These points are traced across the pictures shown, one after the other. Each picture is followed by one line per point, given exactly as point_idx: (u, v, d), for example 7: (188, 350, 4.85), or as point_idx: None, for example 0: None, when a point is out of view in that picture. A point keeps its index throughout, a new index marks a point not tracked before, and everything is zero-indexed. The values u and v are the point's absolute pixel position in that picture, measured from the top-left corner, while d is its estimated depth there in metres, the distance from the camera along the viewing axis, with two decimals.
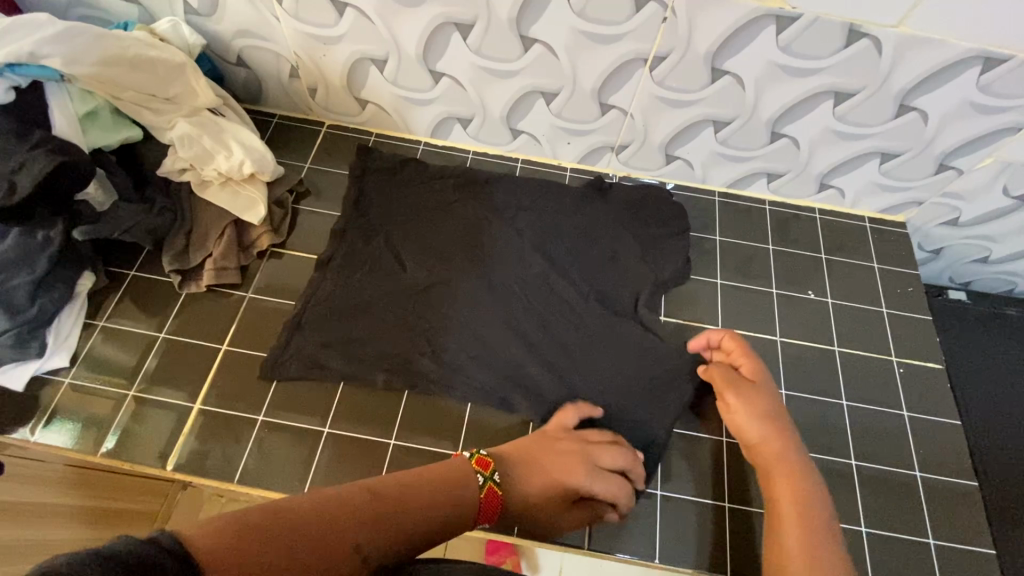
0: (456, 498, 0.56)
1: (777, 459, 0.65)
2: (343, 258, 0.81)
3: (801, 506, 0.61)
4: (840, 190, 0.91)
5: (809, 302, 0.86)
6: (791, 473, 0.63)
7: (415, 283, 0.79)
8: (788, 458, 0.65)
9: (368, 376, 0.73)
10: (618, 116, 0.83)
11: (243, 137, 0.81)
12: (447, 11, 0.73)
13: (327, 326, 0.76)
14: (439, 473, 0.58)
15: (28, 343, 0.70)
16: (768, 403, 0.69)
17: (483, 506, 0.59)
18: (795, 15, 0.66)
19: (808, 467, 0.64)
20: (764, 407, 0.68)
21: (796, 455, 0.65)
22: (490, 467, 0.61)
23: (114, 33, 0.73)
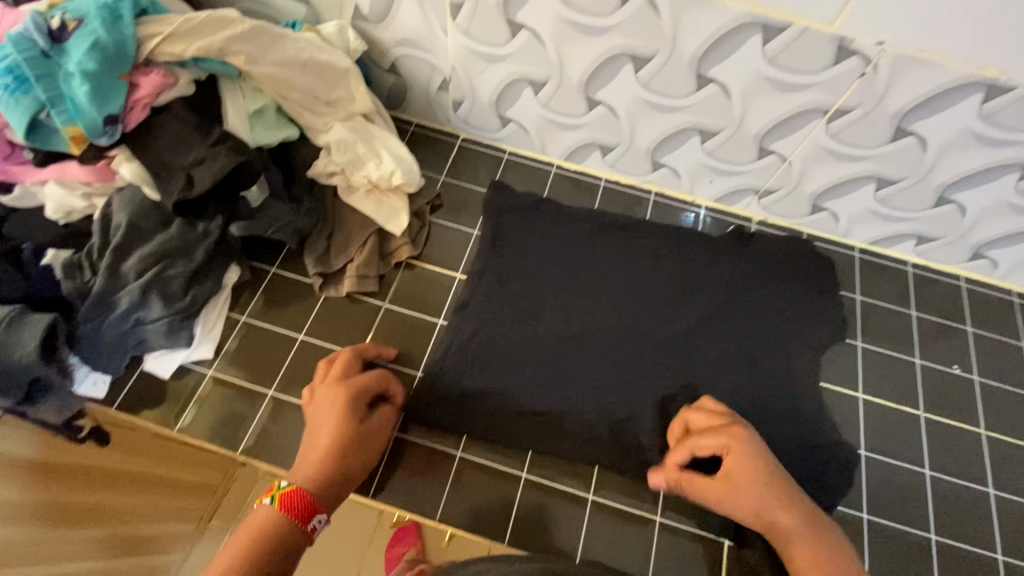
0: (272, 527, 0.54)
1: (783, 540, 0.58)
2: (481, 301, 0.80)
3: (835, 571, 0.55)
4: (993, 261, 0.86)
5: (954, 377, 0.83)
6: (823, 544, 0.57)
7: (554, 326, 0.79)
8: (831, 534, 0.58)
9: (510, 429, 0.72)
10: (775, 161, 0.81)
11: (394, 148, 0.82)
12: (626, 43, 0.70)
13: (466, 372, 0.75)
14: (242, 530, 0.54)
15: (179, 332, 0.72)
16: (764, 468, 0.61)
17: (296, 510, 0.55)
18: (1009, 86, 0.62)
19: (825, 528, 0.59)
20: (770, 478, 0.61)
21: (821, 528, 0.58)
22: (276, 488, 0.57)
23: (291, 35, 0.73)
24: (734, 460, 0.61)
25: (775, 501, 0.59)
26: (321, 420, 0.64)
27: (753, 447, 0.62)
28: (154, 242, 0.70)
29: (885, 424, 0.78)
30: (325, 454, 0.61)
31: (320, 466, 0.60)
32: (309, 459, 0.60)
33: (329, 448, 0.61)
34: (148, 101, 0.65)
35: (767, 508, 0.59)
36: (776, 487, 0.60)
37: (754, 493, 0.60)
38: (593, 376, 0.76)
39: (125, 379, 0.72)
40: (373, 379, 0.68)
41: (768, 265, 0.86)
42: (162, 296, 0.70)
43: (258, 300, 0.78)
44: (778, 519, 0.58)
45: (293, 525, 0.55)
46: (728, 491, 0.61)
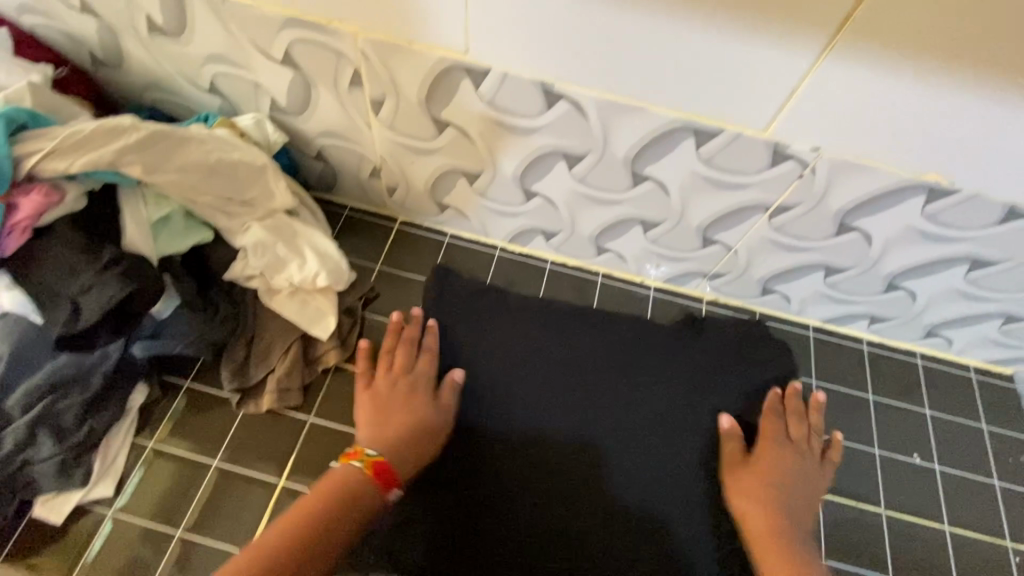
0: (356, 491, 0.62)
1: (767, 535, 0.67)
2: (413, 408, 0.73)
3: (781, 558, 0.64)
4: (948, 340, 0.84)
5: (914, 468, 0.81)
6: (787, 551, 0.65)
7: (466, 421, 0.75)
8: (792, 546, 0.65)
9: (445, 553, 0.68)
10: (721, 250, 0.77)
11: (318, 244, 0.76)
12: (556, 142, 0.66)
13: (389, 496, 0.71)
14: (325, 484, 0.61)
15: (73, 471, 0.64)
16: (789, 506, 0.70)
17: (382, 476, 0.65)
18: (950, 189, 0.60)
19: (802, 538, 0.67)
20: (782, 510, 0.69)
21: (787, 531, 0.67)
22: (359, 453, 0.66)
23: (197, 136, 0.68)
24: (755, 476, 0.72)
25: (775, 506, 0.69)
26: (390, 397, 0.73)
27: (789, 463, 0.73)
28: (42, 372, 0.63)
29: (847, 525, 0.76)
30: (408, 417, 0.71)
31: (405, 434, 0.70)
32: (376, 434, 0.69)
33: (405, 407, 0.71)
34: (28, 223, 0.59)
35: (769, 509, 0.69)
36: (790, 504, 0.70)
37: (766, 481, 0.71)
38: (548, 487, 0.72)
39: (14, 527, 0.64)
40: (428, 364, 0.76)
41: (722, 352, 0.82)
42: (52, 433, 0.63)
43: (168, 421, 0.72)
44: (754, 518, 0.69)
45: (376, 490, 0.64)
46: (754, 471, 0.72)
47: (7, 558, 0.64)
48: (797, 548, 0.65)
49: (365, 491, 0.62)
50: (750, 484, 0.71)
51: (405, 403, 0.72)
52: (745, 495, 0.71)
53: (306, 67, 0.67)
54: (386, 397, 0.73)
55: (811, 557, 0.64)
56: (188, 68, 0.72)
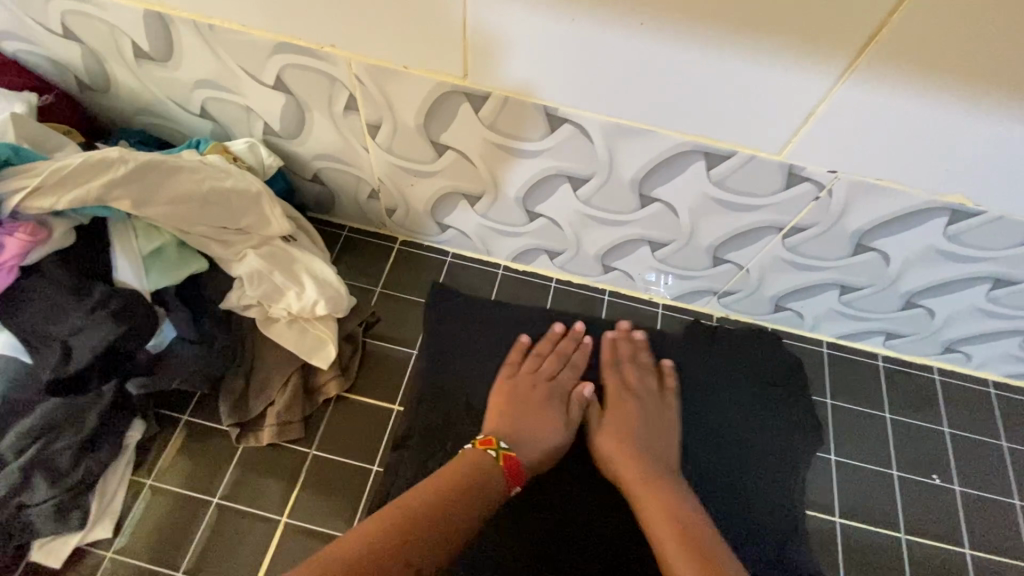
0: (479, 480, 0.59)
1: (662, 518, 0.59)
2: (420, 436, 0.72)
3: (686, 544, 0.56)
4: (967, 355, 0.82)
5: (934, 488, 0.78)
6: (683, 526, 0.58)
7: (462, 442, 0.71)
8: (682, 511, 0.60)
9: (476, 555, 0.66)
10: (732, 269, 0.75)
11: (317, 271, 0.74)
12: (561, 165, 0.64)
13: None
14: (449, 469, 0.59)
15: (70, 513, 0.63)
16: (630, 428, 0.69)
17: (511, 470, 0.62)
18: (974, 211, 0.57)
19: (694, 509, 0.61)
20: (634, 440, 0.68)
21: (678, 500, 0.61)
22: (494, 441, 0.63)
23: (188, 165, 0.65)
24: (614, 407, 0.72)
25: (670, 480, 0.64)
26: (528, 396, 0.71)
27: (635, 417, 0.70)
28: (33, 415, 0.61)
29: (866, 549, 0.74)
30: (537, 416, 0.69)
31: (524, 435, 0.67)
32: (510, 423, 0.67)
33: (503, 394, 0.71)
34: (14, 262, 0.56)
35: (654, 475, 0.64)
36: (674, 491, 0.62)
37: (641, 458, 0.66)
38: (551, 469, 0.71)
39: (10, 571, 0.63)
40: (572, 373, 0.75)
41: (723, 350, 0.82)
42: (47, 475, 0.61)
43: (167, 456, 0.70)
44: (645, 500, 0.62)
45: (502, 483, 0.61)
46: (614, 414, 0.71)
47: None
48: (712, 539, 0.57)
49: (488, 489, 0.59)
50: (601, 428, 0.70)
51: (539, 402, 0.70)
52: (608, 429, 0.69)
53: (299, 92, 0.65)
54: (522, 395, 0.71)
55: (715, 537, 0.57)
56: (178, 93, 0.69)
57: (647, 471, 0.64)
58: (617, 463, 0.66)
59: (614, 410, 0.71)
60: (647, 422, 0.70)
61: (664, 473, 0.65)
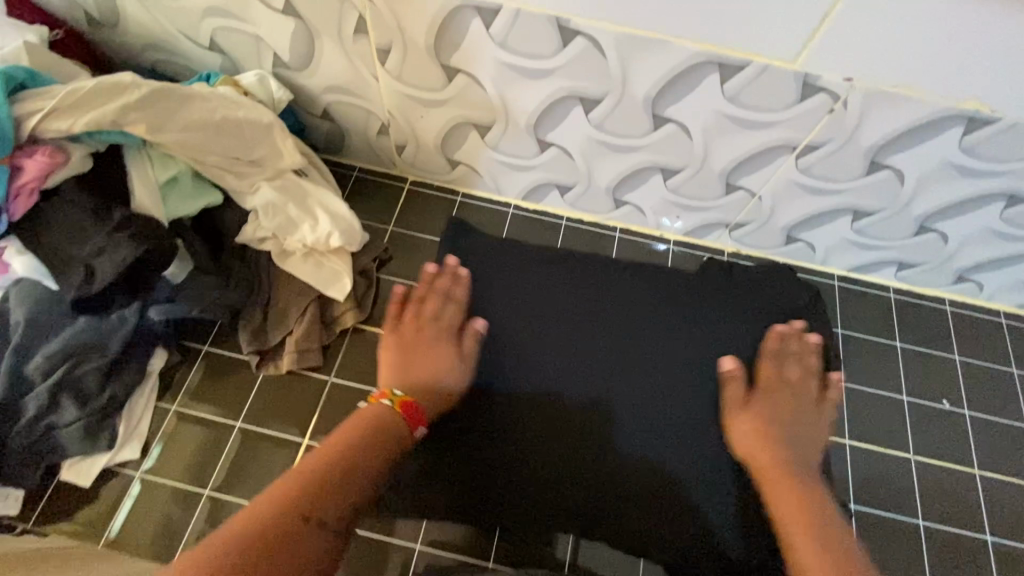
0: (377, 432, 0.62)
1: (788, 500, 0.61)
2: None
3: (814, 545, 0.56)
4: (979, 285, 0.82)
5: (943, 413, 0.79)
6: (825, 533, 0.57)
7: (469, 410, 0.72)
8: (832, 514, 0.60)
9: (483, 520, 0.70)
10: (744, 196, 0.75)
11: (330, 205, 0.74)
12: (573, 85, 0.64)
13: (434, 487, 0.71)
14: (354, 418, 0.62)
15: (98, 434, 0.65)
16: (790, 425, 0.69)
17: (411, 416, 0.65)
18: (991, 118, 0.56)
19: (829, 510, 0.60)
20: (781, 444, 0.67)
21: (818, 506, 0.61)
22: (388, 393, 0.66)
23: (200, 94, 0.66)
24: (761, 398, 0.70)
25: (814, 487, 0.63)
26: (417, 339, 0.73)
27: (783, 417, 0.69)
28: (61, 337, 0.63)
29: (875, 470, 0.75)
30: (427, 372, 0.70)
31: (417, 386, 0.69)
32: (390, 376, 0.70)
33: (399, 348, 0.72)
34: (35, 185, 0.58)
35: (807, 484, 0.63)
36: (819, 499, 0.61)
37: (792, 465, 0.65)
38: (553, 434, 0.70)
39: (44, 491, 0.65)
40: (453, 310, 0.75)
41: (713, 304, 0.79)
42: (75, 398, 0.63)
43: (190, 385, 0.72)
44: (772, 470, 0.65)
45: (405, 427, 0.64)
46: (761, 403, 0.70)
47: (37, 524, 0.64)
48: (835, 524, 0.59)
49: (391, 435, 0.63)
50: (738, 419, 0.69)
51: (427, 344, 0.73)
52: (746, 422, 0.69)
53: (308, 16, 0.64)
54: (427, 358, 0.71)
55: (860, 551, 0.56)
56: (187, 24, 0.69)
57: (788, 470, 0.64)
58: (742, 451, 0.68)
59: (756, 402, 0.70)
60: (792, 404, 0.71)
61: (812, 475, 0.65)
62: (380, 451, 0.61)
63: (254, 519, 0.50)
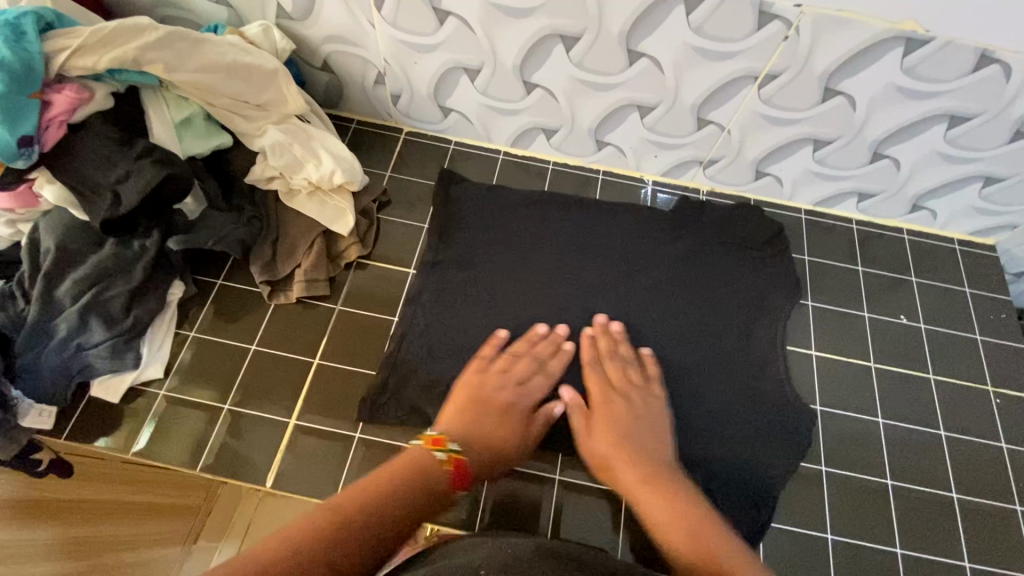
0: (421, 475, 0.57)
1: (625, 478, 0.62)
2: (434, 292, 0.80)
3: (683, 518, 0.55)
4: (932, 212, 0.89)
5: (902, 327, 0.86)
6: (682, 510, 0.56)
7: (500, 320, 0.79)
8: (672, 484, 0.60)
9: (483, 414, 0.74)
10: (714, 131, 0.81)
11: (333, 147, 0.80)
12: (554, 23, 0.70)
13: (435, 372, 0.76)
14: (399, 460, 0.58)
15: (124, 354, 0.69)
16: (630, 428, 0.67)
17: (458, 474, 0.60)
18: (926, 38, 0.64)
19: (676, 480, 0.61)
20: (633, 430, 0.67)
21: (668, 479, 0.61)
22: (443, 442, 0.61)
23: (211, 39, 0.71)
24: (597, 407, 0.70)
25: (649, 468, 0.63)
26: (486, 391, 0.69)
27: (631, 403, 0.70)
28: (88, 264, 0.68)
29: (840, 377, 0.81)
30: (478, 430, 0.65)
31: (472, 439, 0.64)
32: (459, 425, 0.65)
33: (496, 415, 0.67)
34: (64, 118, 0.63)
35: (619, 451, 0.65)
36: (676, 483, 0.61)
37: (651, 454, 0.64)
38: (569, 337, 0.78)
39: (74, 409, 0.70)
40: (544, 381, 0.72)
41: (697, 228, 0.88)
42: (102, 319, 0.68)
43: (207, 315, 0.77)
44: (614, 460, 0.64)
45: (450, 483, 0.59)
46: (595, 415, 0.69)
47: (68, 436, 0.69)
48: (684, 495, 0.59)
49: (429, 481, 0.57)
50: (596, 434, 0.68)
51: (510, 417, 0.68)
52: (600, 428, 0.68)
53: None
54: (482, 422, 0.66)
55: (710, 517, 0.56)
56: None
57: (642, 460, 0.64)
58: (598, 457, 0.66)
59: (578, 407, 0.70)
60: (636, 422, 0.68)
61: (665, 462, 0.64)
62: (420, 494, 0.55)
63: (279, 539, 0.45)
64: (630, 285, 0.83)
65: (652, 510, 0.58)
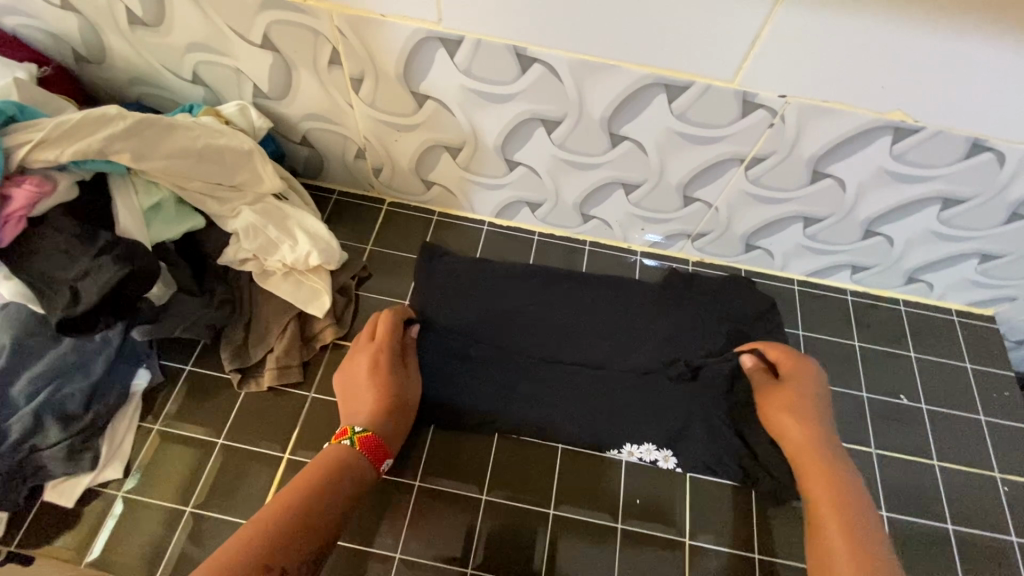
0: (347, 464, 0.61)
1: (807, 456, 0.66)
2: None
3: (830, 491, 0.62)
4: (929, 284, 0.86)
5: (902, 407, 0.82)
6: (835, 480, 0.63)
7: (481, 407, 0.76)
8: (829, 457, 0.66)
9: (460, 514, 0.70)
10: (701, 208, 0.79)
11: (309, 225, 0.77)
12: (534, 108, 0.68)
13: (413, 467, 0.72)
14: (317, 459, 0.61)
15: (81, 455, 0.66)
16: (804, 403, 0.70)
17: (374, 448, 0.64)
18: (915, 127, 0.62)
19: (841, 461, 0.65)
20: (802, 408, 0.70)
21: (832, 456, 0.66)
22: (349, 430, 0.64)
23: (183, 124, 0.69)
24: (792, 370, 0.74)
25: (826, 443, 0.67)
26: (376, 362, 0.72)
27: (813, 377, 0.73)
28: (45, 360, 0.66)
29: None
30: (370, 399, 0.68)
31: (370, 414, 0.67)
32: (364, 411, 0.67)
33: (375, 387, 0.69)
34: (23, 213, 0.60)
35: (811, 438, 0.67)
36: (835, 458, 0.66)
37: (802, 429, 0.68)
38: (553, 425, 0.75)
39: (26, 512, 0.66)
40: (392, 320, 0.76)
41: (687, 304, 0.85)
42: (58, 419, 0.65)
43: (173, 405, 0.73)
44: (791, 434, 0.69)
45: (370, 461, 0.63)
46: (786, 387, 0.72)
47: (17, 543, 0.64)
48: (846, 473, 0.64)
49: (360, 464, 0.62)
50: (774, 413, 0.71)
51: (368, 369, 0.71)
52: (775, 407, 0.71)
53: (285, 49, 0.69)
54: (365, 399, 0.69)
55: (875, 520, 0.60)
56: (170, 59, 0.73)
57: (825, 453, 0.66)
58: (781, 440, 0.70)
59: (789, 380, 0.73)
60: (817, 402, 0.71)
61: (822, 434, 0.68)
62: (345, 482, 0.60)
63: (226, 556, 0.50)
64: (618, 364, 0.80)
65: (813, 491, 0.64)
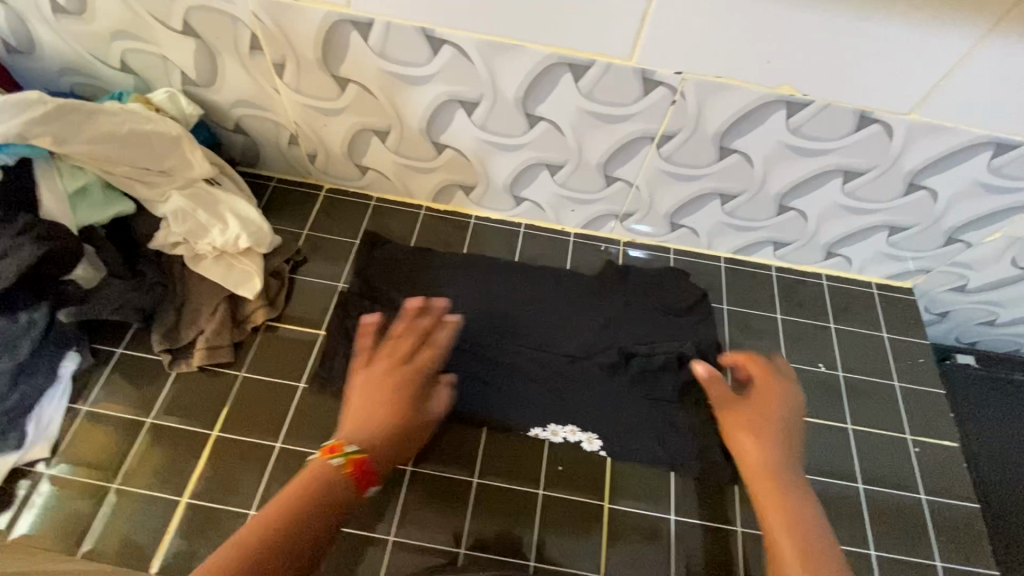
0: None
1: (770, 484, 0.58)
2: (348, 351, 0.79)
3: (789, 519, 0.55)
4: (847, 258, 0.90)
5: (819, 374, 0.85)
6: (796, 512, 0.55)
7: None
8: (794, 488, 0.57)
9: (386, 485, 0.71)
10: (623, 186, 0.82)
11: (240, 209, 0.79)
12: (451, 90, 0.71)
13: None
14: None
15: (6, 434, 0.67)
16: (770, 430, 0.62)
17: None
18: (805, 101, 0.65)
19: (804, 491, 0.57)
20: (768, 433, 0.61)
21: (794, 486, 0.57)
22: None
23: (108, 109, 0.71)
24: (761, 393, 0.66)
25: (792, 471, 0.59)
26: None
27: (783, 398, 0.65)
28: None
29: None
30: None
31: None
32: None
33: None
34: None
35: (776, 467, 0.59)
36: (799, 489, 0.58)
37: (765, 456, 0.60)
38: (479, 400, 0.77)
39: None
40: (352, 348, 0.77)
41: (614, 284, 0.89)
42: None
43: (103, 386, 0.74)
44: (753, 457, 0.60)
45: None
46: (747, 411, 0.64)
47: None
48: (808, 505, 0.56)
49: None
50: (738, 434, 0.62)
51: None
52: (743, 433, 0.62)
53: (208, 36, 0.71)
54: None
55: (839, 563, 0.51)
56: (97, 48, 0.75)
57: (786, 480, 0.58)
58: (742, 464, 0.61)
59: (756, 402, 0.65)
60: (787, 432, 0.62)
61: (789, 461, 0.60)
62: None
63: None
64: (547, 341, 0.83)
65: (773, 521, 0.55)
